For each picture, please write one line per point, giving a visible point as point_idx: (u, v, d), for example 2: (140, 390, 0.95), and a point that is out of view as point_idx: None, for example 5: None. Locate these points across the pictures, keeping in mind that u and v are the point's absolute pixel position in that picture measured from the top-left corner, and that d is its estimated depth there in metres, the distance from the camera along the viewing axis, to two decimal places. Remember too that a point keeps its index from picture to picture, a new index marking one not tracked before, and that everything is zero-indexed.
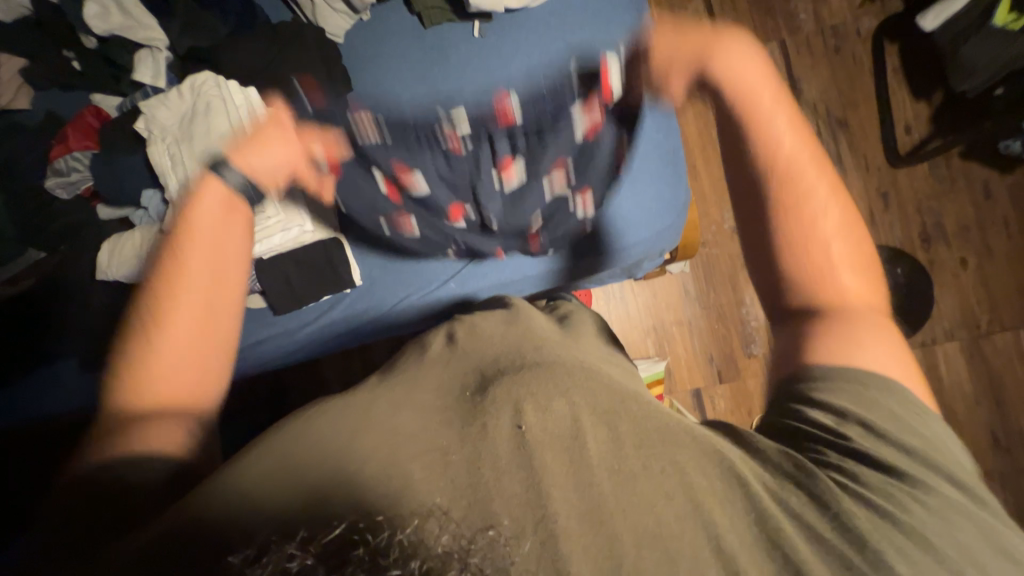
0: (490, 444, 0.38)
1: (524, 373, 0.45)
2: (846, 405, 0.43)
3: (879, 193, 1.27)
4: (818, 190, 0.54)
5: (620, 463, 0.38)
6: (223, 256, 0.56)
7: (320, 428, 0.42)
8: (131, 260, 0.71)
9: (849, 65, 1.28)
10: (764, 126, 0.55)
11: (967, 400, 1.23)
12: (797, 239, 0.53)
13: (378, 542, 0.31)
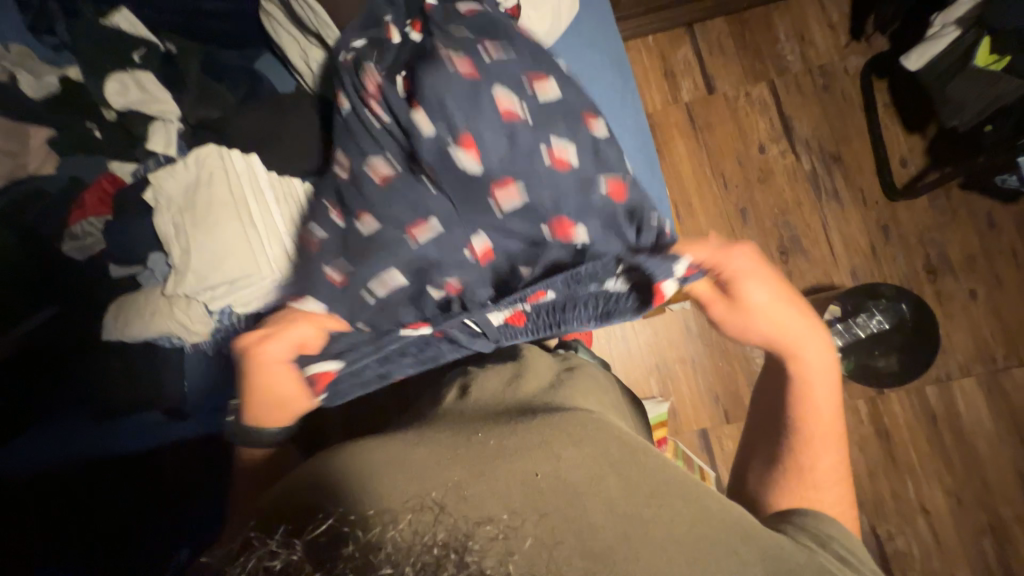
0: (504, 475, 0.43)
1: (536, 422, 0.49)
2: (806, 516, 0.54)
3: (879, 226, 1.26)
4: (826, 458, 0.62)
5: (624, 510, 0.43)
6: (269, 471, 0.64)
7: (342, 459, 0.47)
8: (136, 321, 0.69)
9: (839, 102, 1.31)
10: (800, 419, 0.64)
11: (990, 437, 1.18)
12: (797, 468, 0.62)
13: (368, 538, 0.35)
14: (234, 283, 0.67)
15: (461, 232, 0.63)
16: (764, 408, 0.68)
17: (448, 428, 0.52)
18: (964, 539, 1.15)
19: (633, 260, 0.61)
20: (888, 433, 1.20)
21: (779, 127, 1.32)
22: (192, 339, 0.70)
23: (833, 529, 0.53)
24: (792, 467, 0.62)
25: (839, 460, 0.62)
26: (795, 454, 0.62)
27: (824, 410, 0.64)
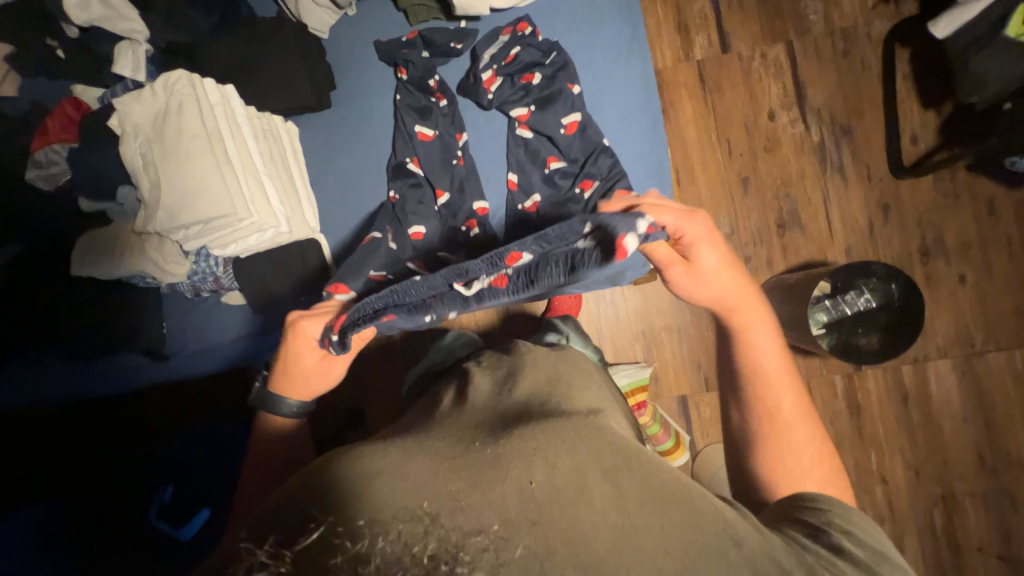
0: (500, 480, 0.42)
1: (531, 429, 0.49)
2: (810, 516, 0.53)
3: (879, 204, 1.24)
4: (790, 420, 0.63)
5: (621, 520, 0.41)
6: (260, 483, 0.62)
7: (337, 467, 0.47)
8: (104, 260, 0.64)
9: (858, 70, 1.25)
10: (760, 393, 0.65)
11: (956, 418, 1.22)
12: (772, 443, 0.63)
13: (355, 548, 0.36)
14: (209, 222, 0.62)
15: (457, 209, 0.76)
16: (727, 387, 0.69)
17: (451, 433, 0.52)
18: (917, 509, 1.21)
19: (602, 219, 0.59)
20: (859, 408, 1.24)
21: (792, 94, 1.26)
22: (166, 279, 0.67)
23: (838, 517, 0.53)
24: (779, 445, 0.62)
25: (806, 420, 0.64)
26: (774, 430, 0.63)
27: (776, 376, 0.65)
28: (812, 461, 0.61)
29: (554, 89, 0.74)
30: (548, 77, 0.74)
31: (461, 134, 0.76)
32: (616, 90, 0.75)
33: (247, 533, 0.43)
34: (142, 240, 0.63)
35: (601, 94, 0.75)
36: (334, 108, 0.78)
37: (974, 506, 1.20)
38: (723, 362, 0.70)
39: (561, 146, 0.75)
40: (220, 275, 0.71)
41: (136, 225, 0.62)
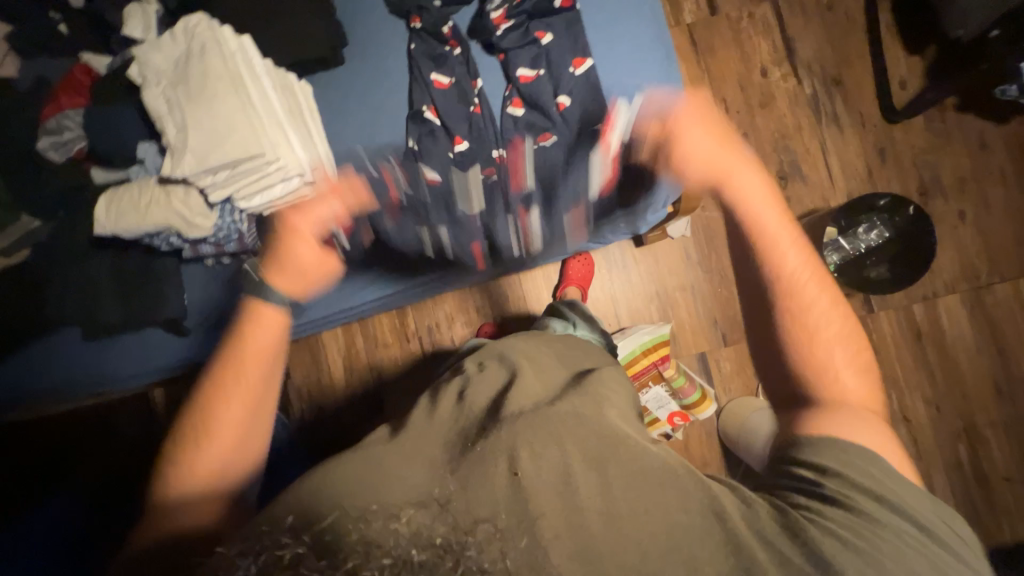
0: (487, 476, 0.46)
1: (520, 420, 0.52)
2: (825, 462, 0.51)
3: (876, 149, 1.27)
4: (819, 301, 0.59)
5: (607, 507, 0.47)
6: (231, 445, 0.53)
7: (329, 472, 0.49)
8: (128, 214, 0.65)
9: (843, 22, 1.29)
10: (785, 281, 0.60)
11: (970, 351, 1.24)
12: (812, 338, 0.58)
13: (368, 532, 0.37)
14: (235, 166, 0.63)
15: (474, 149, 0.77)
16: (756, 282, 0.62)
17: (441, 438, 0.53)
18: (941, 445, 1.22)
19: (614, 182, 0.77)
20: (876, 349, 1.25)
21: (782, 50, 1.29)
22: (192, 234, 0.65)
23: (849, 467, 0.51)
24: (802, 337, 0.59)
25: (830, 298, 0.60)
26: (795, 316, 0.59)
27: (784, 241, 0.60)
28: (834, 335, 0.58)
29: (565, 32, 0.76)
30: (558, 21, 0.76)
31: (477, 78, 0.77)
32: (628, 27, 0.76)
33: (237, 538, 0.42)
34: (167, 192, 0.64)
35: (613, 32, 0.76)
36: (348, 65, 0.78)
37: (996, 437, 1.22)
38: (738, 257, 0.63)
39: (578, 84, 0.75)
40: (244, 232, 0.69)
41: (163, 171, 0.63)
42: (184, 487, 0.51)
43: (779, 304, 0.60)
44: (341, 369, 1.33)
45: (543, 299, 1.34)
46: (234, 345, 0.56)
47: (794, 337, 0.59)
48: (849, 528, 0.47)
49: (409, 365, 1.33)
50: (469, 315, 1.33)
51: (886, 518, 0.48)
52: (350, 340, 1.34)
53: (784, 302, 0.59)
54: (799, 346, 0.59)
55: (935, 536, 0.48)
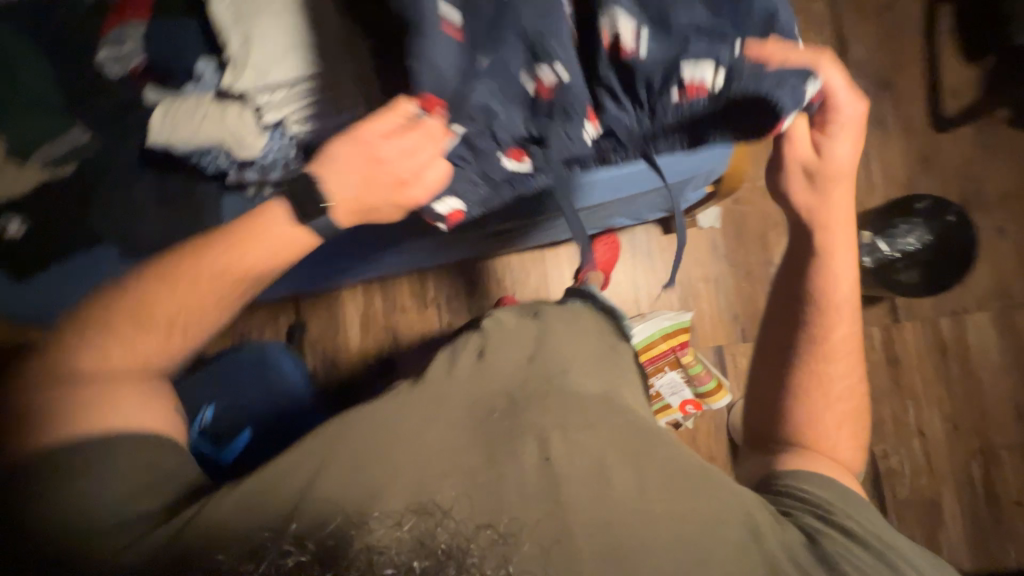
0: (517, 461, 0.46)
1: (550, 399, 0.53)
2: (812, 488, 0.55)
3: (919, 156, 1.25)
4: (839, 358, 0.61)
5: (639, 505, 0.45)
6: (153, 328, 0.54)
7: (351, 433, 0.49)
8: (186, 127, 0.68)
9: (900, 24, 1.26)
10: (829, 315, 0.61)
11: (994, 370, 1.22)
12: (818, 379, 0.61)
13: (371, 539, 0.38)
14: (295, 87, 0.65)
15: None
16: (790, 310, 0.63)
17: (458, 401, 0.52)
18: (954, 464, 1.21)
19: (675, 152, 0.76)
20: (898, 360, 1.23)
21: (834, 47, 1.27)
22: (242, 153, 0.68)
23: (843, 497, 0.55)
24: (810, 379, 0.61)
25: (855, 344, 0.62)
26: (816, 360, 0.61)
27: (843, 291, 0.61)
28: (840, 396, 0.61)
29: None
30: None
31: None
32: None
33: (238, 521, 0.42)
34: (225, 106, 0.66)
35: None
36: None
37: (1011, 460, 1.20)
38: (787, 285, 0.64)
39: None
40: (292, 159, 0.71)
41: (222, 85, 0.66)
42: (111, 361, 0.53)
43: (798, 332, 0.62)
44: (356, 329, 1.34)
45: (563, 278, 1.33)
46: (196, 247, 0.55)
47: (801, 376, 0.62)
48: (858, 555, 0.49)
49: (424, 332, 1.33)
50: (488, 287, 1.33)
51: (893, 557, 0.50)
52: (368, 301, 1.34)
53: (805, 335, 0.62)
54: (806, 391, 0.61)
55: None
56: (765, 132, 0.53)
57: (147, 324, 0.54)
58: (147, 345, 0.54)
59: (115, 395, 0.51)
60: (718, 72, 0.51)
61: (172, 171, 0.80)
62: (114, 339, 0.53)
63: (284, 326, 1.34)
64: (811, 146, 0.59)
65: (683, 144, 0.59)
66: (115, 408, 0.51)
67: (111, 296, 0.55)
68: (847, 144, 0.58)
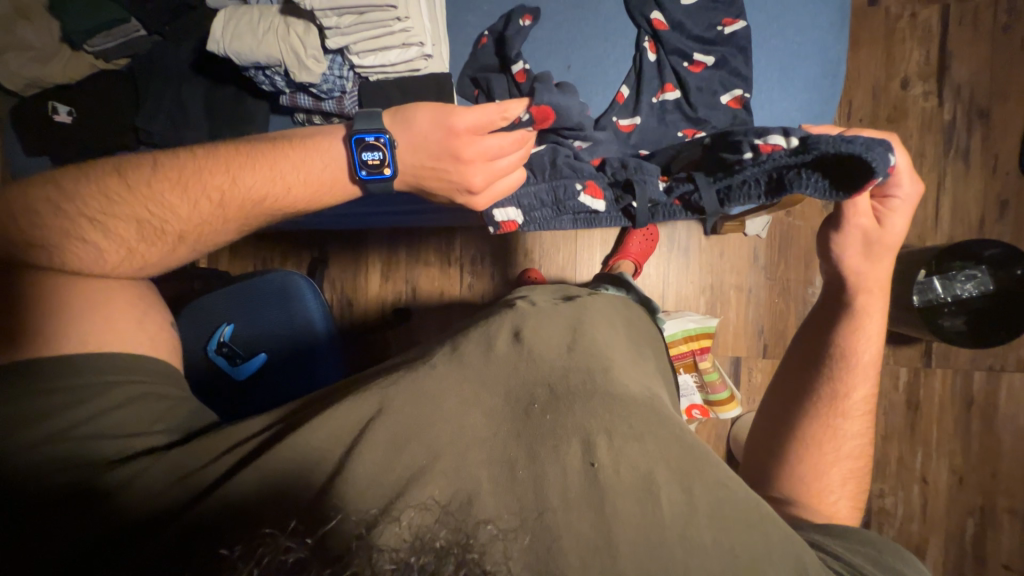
0: (559, 461, 0.45)
1: (595, 402, 0.50)
2: (837, 545, 0.51)
3: (998, 200, 1.16)
4: (852, 411, 0.62)
5: (685, 529, 0.42)
6: (161, 241, 0.61)
7: (391, 403, 0.49)
8: (243, 36, 0.64)
9: (1013, 50, 1.14)
10: (848, 366, 0.62)
11: (1018, 434, 1.17)
12: (826, 425, 0.61)
13: (371, 535, 0.36)
14: (364, 13, 0.61)
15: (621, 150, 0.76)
16: (812, 355, 0.65)
17: (498, 385, 0.52)
18: (950, 517, 1.19)
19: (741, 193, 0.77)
20: (918, 405, 1.20)
21: (934, 64, 1.16)
22: (300, 76, 0.65)
23: (872, 556, 0.50)
24: (821, 435, 0.61)
25: (868, 404, 0.63)
26: (831, 414, 0.62)
27: (864, 350, 0.63)
28: (844, 449, 0.61)
29: (731, 46, 0.73)
30: (716, 18, 0.73)
31: (643, 74, 0.75)
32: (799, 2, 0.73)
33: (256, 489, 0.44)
34: (289, 23, 0.63)
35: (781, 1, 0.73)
36: None
37: (1010, 524, 1.18)
38: (812, 334, 0.67)
39: (723, 100, 0.74)
40: (345, 92, 0.69)
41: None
42: (112, 261, 0.59)
43: (815, 373, 0.64)
44: (377, 275, 1.33)
45: (592, 261, 1.30)
46: (214, 178, 0.61)
47: (811, 419, 0.62)
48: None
49: (443, 290, 1.32)
50: (515, 257, 1.30)
51: None
52: (393, 249, 1.33)
53: (823, 385, 0.63)
54: (813, 437, 0.61)
55: None
56: (851, 189, 0.53)
57: (160, 233, 0.60)
58: (151, 253, 0.61)
59: (110, 304, 0.60)
60: (790, 139, 0.59)
61: (223, 82, 0.77)
62: (122, 238, 0.59)
63: (307, 260, 1.34)
64: (871, 214, 0.61)
65: (761, 191, 0.61)
66: (114, 324, 0.59)
67: (77, 205, 0.57)
68: (900, 220, 0.61)
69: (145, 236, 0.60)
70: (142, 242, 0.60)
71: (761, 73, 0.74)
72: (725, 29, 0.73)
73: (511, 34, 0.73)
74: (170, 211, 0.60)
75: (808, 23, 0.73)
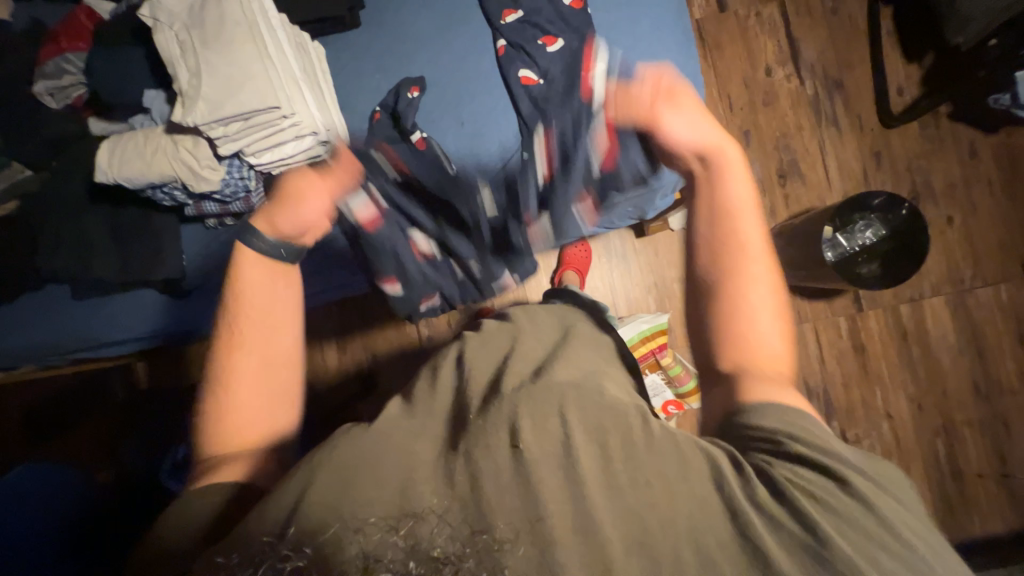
0: (488, 455, 0.44)
1: (526, 390, 0.49)
2: (772, 427, 0.48)
3: (872, 152, 1.31)
4: (750, 253, 0.57)
5: (613, 483, 0.44)
6: (260, 383, 0.55)
7: (343, 447, 0.47)
8: (133, 162, 0.65)
9: (846, 27, 1.32)
10: (722, 205, 0.59)
11: (952, 350, 1.28)
12: (729, 282, 0.57)
13: (356, 551, 0.37)
14: (250, 118, 0.63)
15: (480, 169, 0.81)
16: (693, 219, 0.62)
17: (443, 412, 0.52)
18: (921, 442, 1.27)
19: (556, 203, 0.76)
20: (864, 347, 1.29)
21: (787, 50, 1.32)
22: (199, 186, 0.66)
23: (787, 418, 0.48)
24: (736, 285, 0.57)
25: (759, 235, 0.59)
26: (733, 264, 0.57)
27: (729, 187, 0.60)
28: (758, 299, 0.56)
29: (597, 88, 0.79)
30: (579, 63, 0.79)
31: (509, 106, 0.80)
32: (654, 30, 0.80)
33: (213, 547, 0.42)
34: (177, 140, 0.64)
35: (636, 30, 0.80)
36: (368, 43, 0.81)
37: (971, 435, 1.27)
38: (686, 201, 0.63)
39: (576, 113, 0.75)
40: (251, 191, 0.70)
41: (173, 117, 0.63)
42: (223, 441, 0.53)
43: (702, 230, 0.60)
44: (333, 349, 1.30)
45: (541, 286, 1.32)
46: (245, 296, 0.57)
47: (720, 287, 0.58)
48: (806, 479, 0.43)
49: (403, 349, 1.30)
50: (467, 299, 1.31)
51: (877, 497, 0.42)
52: (343, 320, 1.30)
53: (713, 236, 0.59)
54: (729, 303, 0.57)
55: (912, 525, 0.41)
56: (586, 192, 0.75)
57: (242, 381, 0.54)
58: (249, 403, 0.54)
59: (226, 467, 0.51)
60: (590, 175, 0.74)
61: (126, 204, 0.76)
62: (219, 409, 0.53)
63: None
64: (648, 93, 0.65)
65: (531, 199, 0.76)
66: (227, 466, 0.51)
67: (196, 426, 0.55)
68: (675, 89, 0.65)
69: (233, 392, 0.54)
70: (232, 398, 0.54)
71: None
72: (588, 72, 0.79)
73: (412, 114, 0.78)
74: (239, 356, 0.55)
75: (662, 48, 0.80)
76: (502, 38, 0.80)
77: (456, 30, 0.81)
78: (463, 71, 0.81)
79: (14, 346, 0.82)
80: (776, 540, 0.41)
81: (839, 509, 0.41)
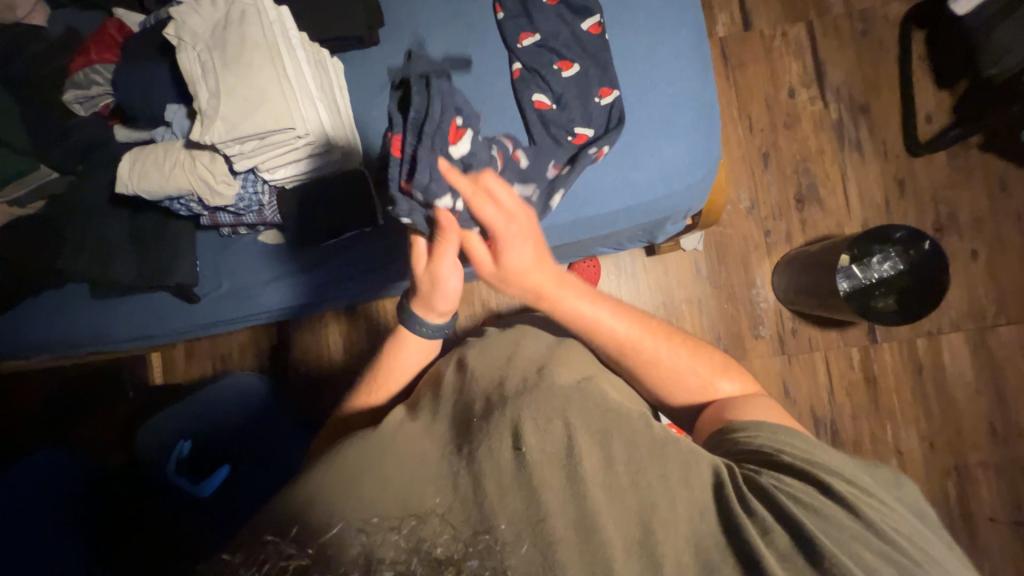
0: (492, 456, 0.48)
1: (527, 398, 0.53)
2: (765, 441, 0.57)
3: (896, 180, 1.27)
4: (644, 340, 0.68)
5: (611, 482, 0.48)
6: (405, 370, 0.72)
7: (357, 454, 0.52)
8: (152, 174, 0.67)
9: (875, 50, 1.28)
10: (584, 323, 0.68)
11: (968, 388, 1.25)
12: (645, 359, 0.69)
13: (369, 545, 0.41)
14: (265, 137, 0.64)
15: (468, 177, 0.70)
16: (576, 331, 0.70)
17: (445, 419, 0.57)
18: (930, 480, 1.23)
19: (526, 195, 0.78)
20: (876, 380, 1.26)
21: (812, 72, 1.29)
22: (214, 201, 0.68)
23: (772, 432, 0.58)
24: (653, 369, 0.69)
25: (630, 328, 0.68)
26: (638, 356, 0.68)
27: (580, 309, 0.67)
28: (689, 359, 0.69)
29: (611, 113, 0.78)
30: (593, 88, 0.79)
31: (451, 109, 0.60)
32: (673, 56, 0.79)
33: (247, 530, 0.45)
34: (194, 156, 0.66)
35: (654, 56, 0.80)
36: (387, 58, 0.82)
37: (984, 477, 1.23)
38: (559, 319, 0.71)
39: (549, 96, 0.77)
40: (263, 205, 0.72)
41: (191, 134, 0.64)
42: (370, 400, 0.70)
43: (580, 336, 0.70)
44: None
45: None
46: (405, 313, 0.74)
47: (633, 369, 0.70)
48: (791, 486, 0.51)
49: None
50: (473, 308, 1.31)
51: (862, 509, 0.48)
52: None
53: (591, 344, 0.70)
54: (661, 365, 0.69)
55: (902, 532, 0.47)
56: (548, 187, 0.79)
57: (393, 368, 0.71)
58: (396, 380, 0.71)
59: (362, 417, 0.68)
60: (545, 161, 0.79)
61: (146, 210, 0.78)
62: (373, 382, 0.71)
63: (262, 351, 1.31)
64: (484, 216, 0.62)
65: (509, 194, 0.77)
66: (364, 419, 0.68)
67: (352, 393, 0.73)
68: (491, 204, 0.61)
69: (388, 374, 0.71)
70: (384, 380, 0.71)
71: (644, 128, 0.79)
72: (604, 97, 0.78)
73: (439, 84, 0.57)
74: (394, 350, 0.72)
75: (677, 76, 0.79)
76: (517, 61, 0.80)
77: (474, 51, 0.82)
78: (478, 90, 0.81)
79: (38, 339, 0.86)
80: (771, 552, 0.46)
81: (830, 517, 0.48)
